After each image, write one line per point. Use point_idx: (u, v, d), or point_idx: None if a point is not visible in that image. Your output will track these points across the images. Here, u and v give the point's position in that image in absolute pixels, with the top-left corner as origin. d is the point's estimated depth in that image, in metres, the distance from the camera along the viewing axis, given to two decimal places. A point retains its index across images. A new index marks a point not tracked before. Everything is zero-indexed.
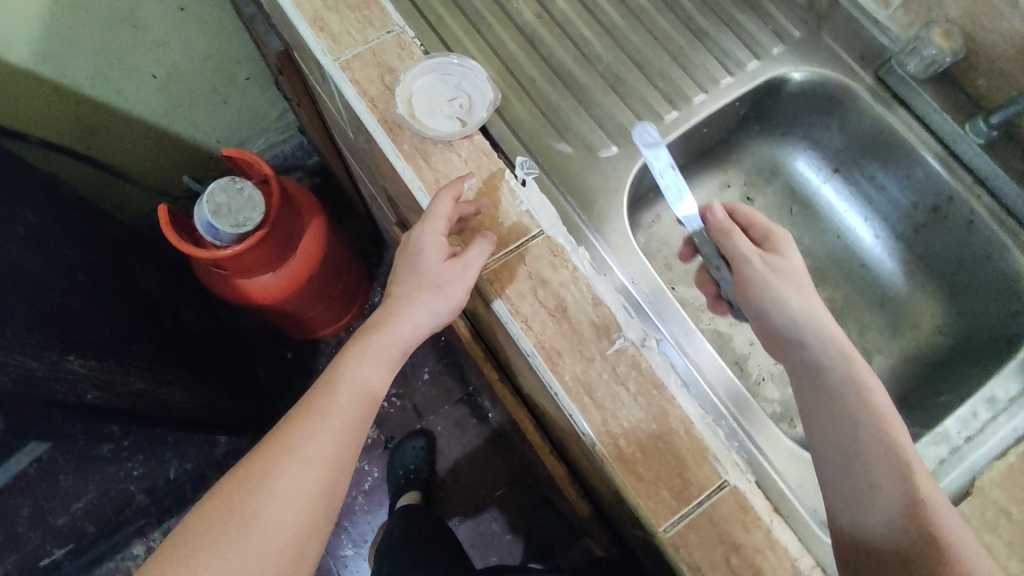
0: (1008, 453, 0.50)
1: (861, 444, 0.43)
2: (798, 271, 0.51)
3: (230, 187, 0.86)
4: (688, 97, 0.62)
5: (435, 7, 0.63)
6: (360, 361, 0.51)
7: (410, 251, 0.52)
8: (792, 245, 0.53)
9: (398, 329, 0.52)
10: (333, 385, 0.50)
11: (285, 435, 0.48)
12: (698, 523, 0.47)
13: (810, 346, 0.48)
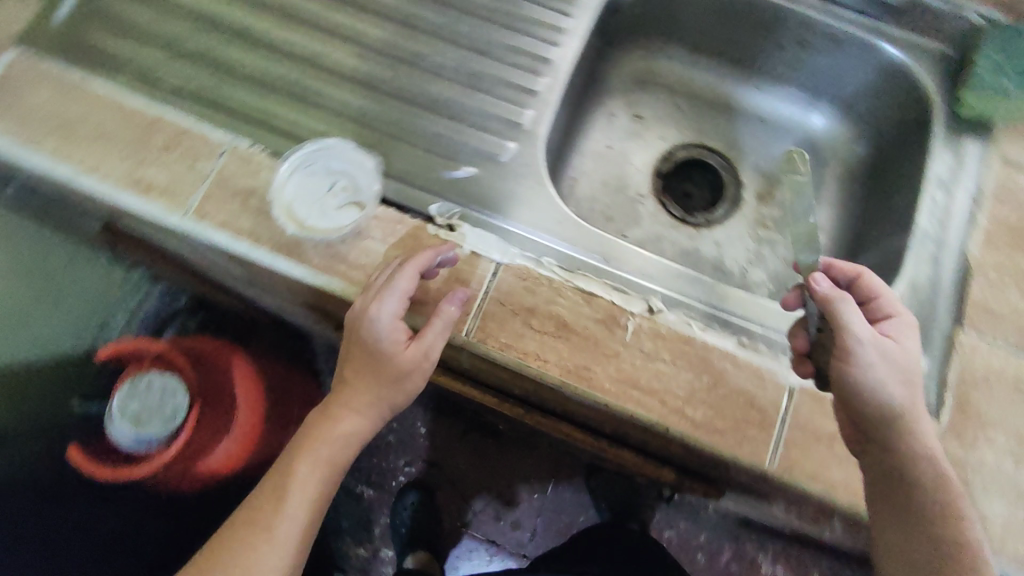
0: (979, 217, 0.53)
1: (921, 503, 0.43)
2: (910, 362, 0.46)
3: (136, 388, 0.76)
4: (543, 58, 0.57)
5: (245, 97, 0.54)
6: (298, 464, 0.50)
7: (364, 342, 0.47)
8: (909, 330, 0.48)
9: (335, 430, 0.50)
10: (279, 490, 0.49)
11: (233, 534, 0.49)
12: (793, 437, 0.47)
13: (893, 420, 0.44)
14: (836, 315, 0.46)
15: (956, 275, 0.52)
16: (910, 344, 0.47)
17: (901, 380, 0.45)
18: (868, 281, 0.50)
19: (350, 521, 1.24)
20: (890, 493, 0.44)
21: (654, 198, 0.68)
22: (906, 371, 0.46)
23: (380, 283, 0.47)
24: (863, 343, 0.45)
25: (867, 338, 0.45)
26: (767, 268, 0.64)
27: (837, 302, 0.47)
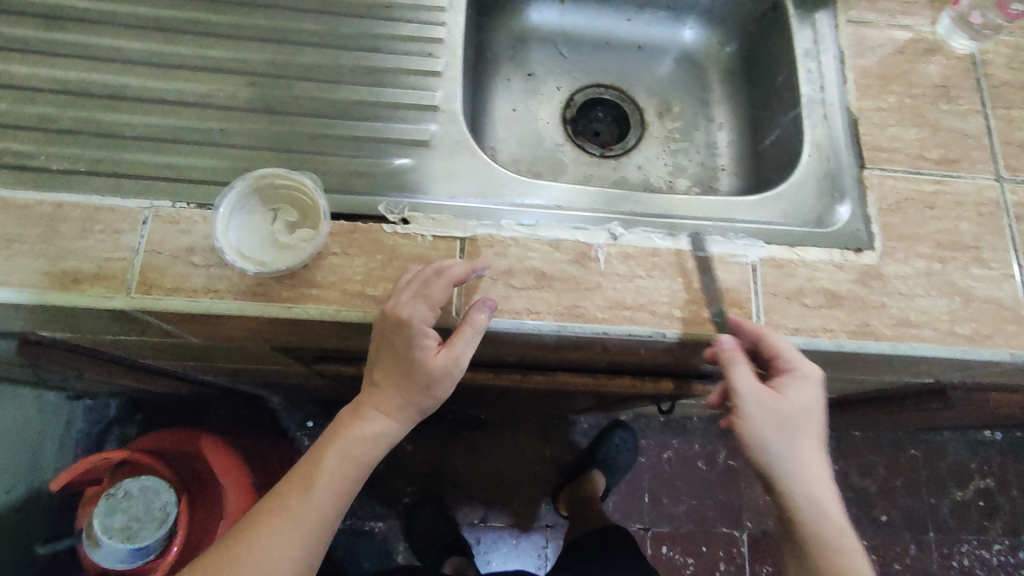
0: (848, 73, 0.60)
1: (808, 536, 0.49)
2: (799, 416, 0.49)
3: (114, 502, 0.70)
4: (434, 39, 0.58)
5: (147, 157, 0.51)
6: (320, 466, 0.49)
7: (398, 346, 0.46)
8: (808, 390, 0.49)
9: (360, 436, 0.49)
10: (301, 491, 0.48)
11: (249, 530, 0.47)
12: (768, 304, 0.52)
13: (776, 473, 0.50)
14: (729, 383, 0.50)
15: (847, 126, 0.59)
16: (802, 396, 0.49)
17: (782, 447, 0.49)
18: (767, 342, 0.50)
19: (370, 560, 1.23)
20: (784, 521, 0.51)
21: (570, 143, 0.71)
22: (806, 421, 0.50)
23: (409, 292, 0.46)
24: (745, 403, 0.50)
25: (752, 394, 0.50)
26: (688, 174, 0.70)
27: (732, 364, 0.50)
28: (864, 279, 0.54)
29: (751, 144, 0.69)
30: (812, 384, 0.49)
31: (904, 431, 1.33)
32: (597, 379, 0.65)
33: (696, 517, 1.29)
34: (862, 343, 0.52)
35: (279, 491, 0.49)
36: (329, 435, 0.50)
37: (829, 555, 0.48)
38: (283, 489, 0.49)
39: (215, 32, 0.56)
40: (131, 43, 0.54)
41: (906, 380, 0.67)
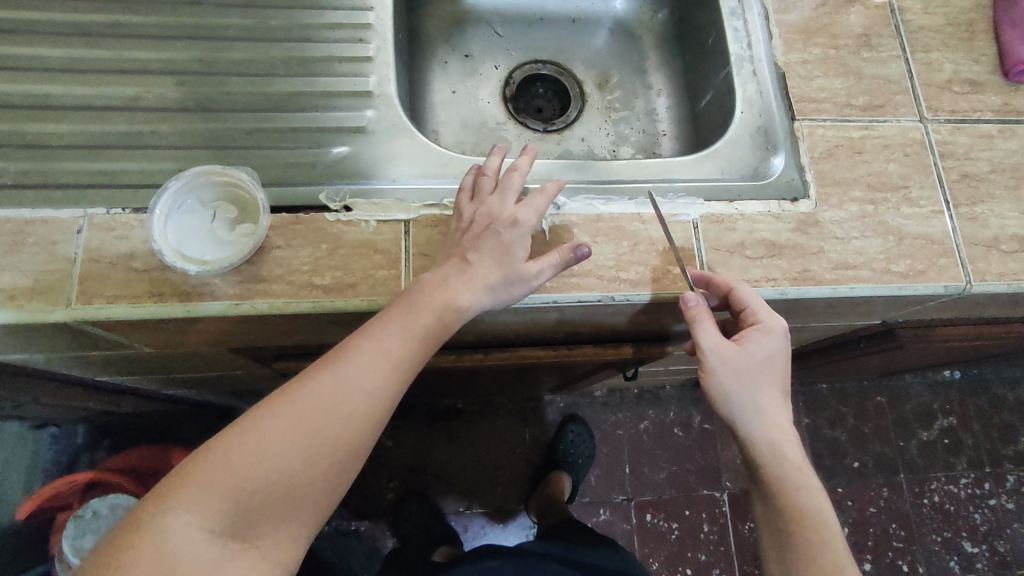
0: (774, 29, 0.62)
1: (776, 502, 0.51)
2: (767, 370, 0.51)
3: None
4: (364, 24, 0.58)
5: (76, 164, 0.50)
6: (363, 368, 0.44)
7: (490, 239, 0.47)
8: (775, 341, 0.50)
9: (411, 344, 0.45)
10: (343, 389, 0.44)
11: (279, 415, 0.43)
12: (711, 260, 0.54)
13: (744, 429, 0.51)
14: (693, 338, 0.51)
15: (776, 80, 0.61)
16: (768, 347, 0.50)
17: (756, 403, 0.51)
18: (738, 295, 0.51)
19: (360, 559, 1.23)
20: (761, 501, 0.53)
21: (513, 120, 0.71)
22: (771, 374, 0.51)
23: (513, 193, 0.49)
24: (710, 356, 0.50)
25: (716, 346, 0.50)
26: (631, 142, 0.72)
27: (695, 322, 0.51)
28: (802, 227, 0.56)
29: (689, 108, 0.70)
30: (774, 336, 0.50)
31: (869, 379, 1.38)
32: (559, 351, 0.67)
33: (677, 482, 1.32)
34: (804, 288, 0.54)
35: (313, 379, 0.44)
36: (374, 334, 0.45)
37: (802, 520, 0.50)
38: (315, 378, 0.44)
39: (139, 33, 0.55)
40: (50, 51, 0.53)
41: (853, 323, 0.69)
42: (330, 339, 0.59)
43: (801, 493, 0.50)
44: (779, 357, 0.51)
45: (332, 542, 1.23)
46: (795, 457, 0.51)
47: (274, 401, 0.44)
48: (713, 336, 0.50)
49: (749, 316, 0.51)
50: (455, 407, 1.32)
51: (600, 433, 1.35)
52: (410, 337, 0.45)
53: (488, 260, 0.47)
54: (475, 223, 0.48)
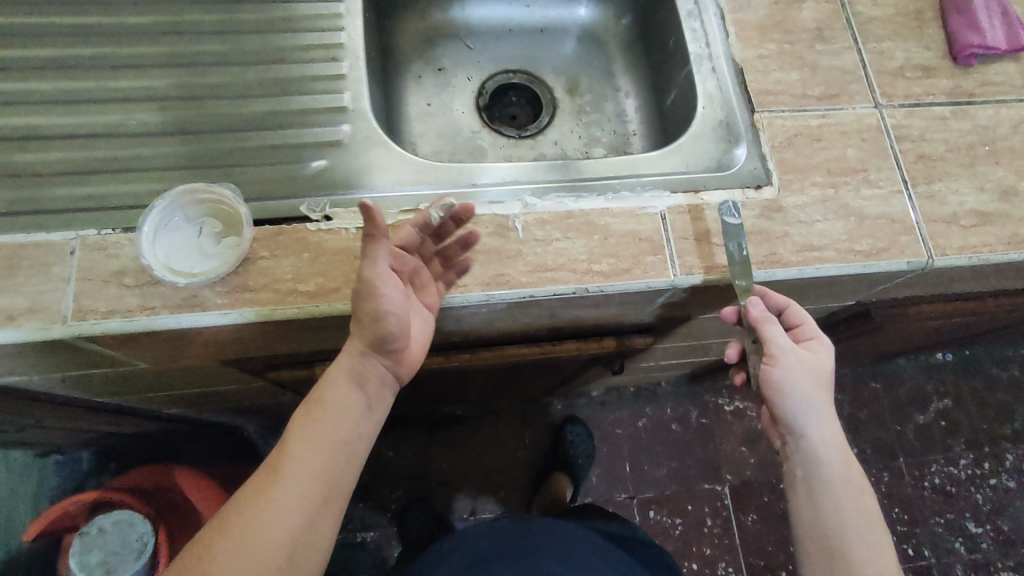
0: (730, 27, 0.65)
1: (832, 499, 0.52)
2: (824, 378, 0.54)
3: (91, 539, 0.70)
4: (338, 43, 0.61)
5: (65, 197, 0.52)
6: (296, 464, 0.46)
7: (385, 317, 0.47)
8: (828, 354, 0.55)
9: (333, 426, 0.47)
10: (280, 489, 0.45)
11: (237, 518, 0.44)
12: (679, 249, 0.56)
13: (802, 428, 0.53)
14: (761, 336, 0.54)
15: (734, 76, 0.63)
16: (824, 357, 0.55)
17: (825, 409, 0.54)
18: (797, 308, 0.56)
19: (367, 570, 1.24)
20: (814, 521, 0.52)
21: (488, 128, 0.74)
22: (825, 384, 0.55)
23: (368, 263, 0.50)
24: (785, 353, 0.53)
25: (789, 347, 0.54)
26: (603, 144, 0.74)
27: (764, 322, 0.54)
28: (766, 213, 0.58)
29: (656, 107, 0.73)
30: (827, 351, 0.55)
31: (861, 365, 1.39)
32: (543, 347, 0.69)
33: (678, 477, 1.33)
34: (771, 271, 0.56)
35: (249, 491, 0.45)
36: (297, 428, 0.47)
37: (851, 519, 0.51)
38: (267, 473, 0.46)
39: (114, 63, 0.57)
40: (38, 86, 0.54)
41: (828, 305, 0.71)
42: (320, 345, 0.62)
43: (867, 507, 0.52)
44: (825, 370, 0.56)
45: (340, 555, 1.24)
46: (859, 470, 0.53)
47: (214, 525, 0.45)
48: (781, 333, 0.54)
49: (804, 331, 0.56)
50: (453, 416, 1.34)
51: (599, 433, 1.36)
52: (333, 421, 0.47)
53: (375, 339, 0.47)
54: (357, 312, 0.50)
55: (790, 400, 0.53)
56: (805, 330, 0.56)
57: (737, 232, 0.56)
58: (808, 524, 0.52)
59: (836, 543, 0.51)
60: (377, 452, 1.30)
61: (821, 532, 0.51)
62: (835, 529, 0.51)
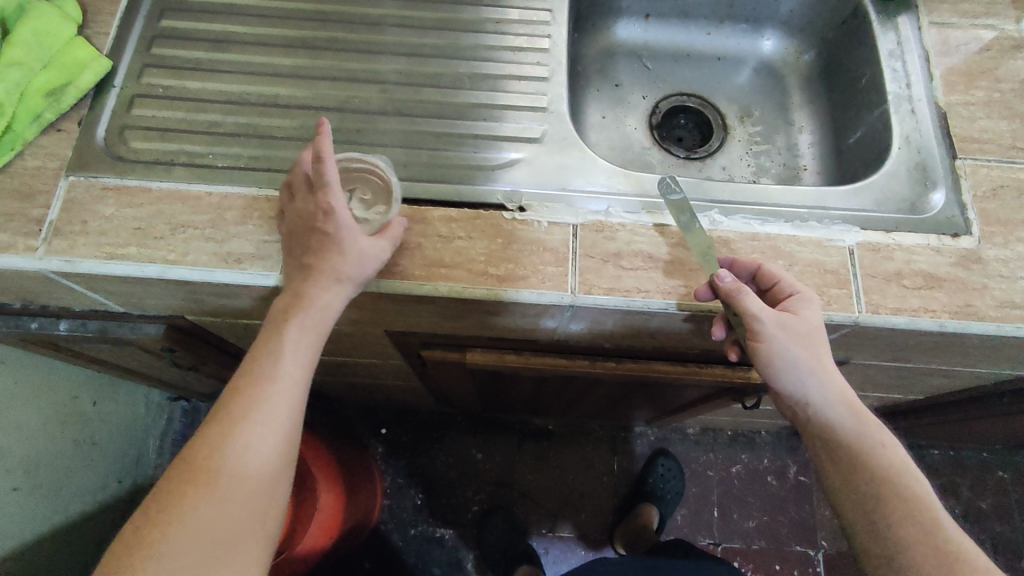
0: (934, 69, 0.63)
1: (862, 470, 0.50)
2: (817, 337, 0.50)
3: None
4: (542, 49, 0.64)
5: (293, 154, 0.58)
6: (261, 411, 0.44)
7: (314, 247, 0.47)
8: (812, 308, 0.51)
9: (292, 362, 0.46)
10: (238, 448, 0.43)
11: (200, 473, 0.42)
12: (868, 286, 0.55)
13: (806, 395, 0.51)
14: (743, 311, 0.49)
15: (936, 119, 0.62)
16: (815, 314, 0.51)
17: (827, 372, 0.50)
18: (768, 269, 0.53)
19: (441, 566, 1.24)
20: (847, 490, 0.51)
21: (657, 147, 0.76)
22: (819, 344, 0.50)
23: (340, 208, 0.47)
24: (767, 326, 0.49)
25: (768, 314, 0.49)
26: (771, 174, 0.74)
27: (739, 295, 0.49)
28: (964, 262, 0.55)
29: (834, 145, 0.72)
30: (814, 305, 0.51)
31: (987, 450, 1.28)
32: (688, 368, 0.70)
33: (767, 533, 1.27)
34: (966, 323, 0.53)
35: (208, 433, 0.44)
36: (251, 369, 0.45)
37: (890, 485, 0.49)
38: (219, 422, 0.44)
39: (350, 48, 0.63)
40: (281, 60, 0.62)
41: (1003, 372, 0.67)
42: (482, 330, 0.64)
43: (897, 462, 0.50)
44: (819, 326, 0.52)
45: (416, 546, 1.25)
46: (870, 417, 0.51)
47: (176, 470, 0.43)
48: (758, 301, 0.49)
49: (785, 290, 0.52)
50: (545, 428, 1.34)
51: (689, 471, 1.32)
52: (275, 367, 0.45)
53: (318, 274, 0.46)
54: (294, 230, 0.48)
55: (788, 374, 0.50)
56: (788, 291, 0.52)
57: (687, 206, 0.55)
58: (843, 490, 0.51)
59: (884, 516, 0.49)
60: (465, 450, 1.32)
61: (863, 506, 0.50)
62: (879, 503, 0.49)
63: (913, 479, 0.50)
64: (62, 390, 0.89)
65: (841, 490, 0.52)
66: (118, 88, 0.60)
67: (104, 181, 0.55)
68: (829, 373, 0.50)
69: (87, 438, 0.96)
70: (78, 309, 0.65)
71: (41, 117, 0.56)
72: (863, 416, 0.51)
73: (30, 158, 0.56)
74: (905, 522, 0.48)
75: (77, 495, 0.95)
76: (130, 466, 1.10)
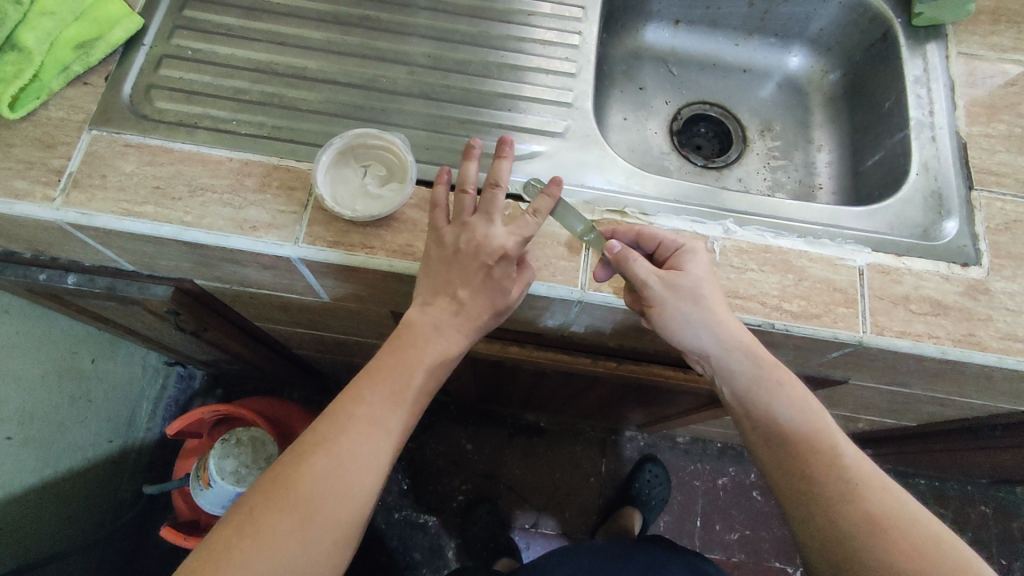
0: (958, 100, 0.64)
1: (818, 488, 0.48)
2: (709, 292, 0.52)
3: (228, 447, 0.82)
4: (572, 44, 0.65)
5: (318, 127, 0.58)
6: (365, 448, 0.46)
7: (479, 272, 0.49)
8: (696, 259, 0.52)
9: (403, 412, 0.49)
10: (336, 483, 0.45)
11: (292, 496, 0.44)
12: (876, 306, 0.55)
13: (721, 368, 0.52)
14: (632, 278, 0.51)
15: (956, 149, 0.62)
16: (700, 266, 0.52)
17: (732, 327, 0.51)
18: (646, 233, 0.54)
19: (421, 552, 1.25)
20: (774, 446, 0.51)
21: (675, 153, 0.77)
22: (716, 299, 0.52)
23: (493, 216, 0.49)
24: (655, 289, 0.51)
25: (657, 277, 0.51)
26: (787, 190, 0.75)
27: (627, 261, 0.51)
28: (971, 291, 0.56)
29: (851, 166, 0.73)
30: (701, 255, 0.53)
31: (972, 484, 1.29)
32: (689, 374, 0.69)
33: (748, 547, 1.28)
34: (968, 352, 0.54)
35: (314, 456, 0.45)
36: (361, 406, 0.47)
37: (846, 503, 0.47)
38: (319, 450, 0.45)
39: (382, 28, 0.64)
40: (313, 33, 0.63)
41: (998, 405, 0.67)
42: None
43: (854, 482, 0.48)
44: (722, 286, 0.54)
45: (399, 530, 1.25)
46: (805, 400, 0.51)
47: (265, 487, 0.45)
48: (645, 264, 0.51)
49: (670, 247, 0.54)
50: (536, 425, 1.35)
51: (675, 480, 1.33)
52: (385, 404, 0.48)
53: (478, 296, 0.50)
54: (459, 252, 0.49)
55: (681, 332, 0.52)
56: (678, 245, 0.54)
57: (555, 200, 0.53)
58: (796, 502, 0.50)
59: (842, 534, 0.47)
60: (456, 439, 1.33)
61: (820, 522, 0.48)
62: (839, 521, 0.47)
63: (875, 498, 0.47)
64: (62, 345, 0.89)
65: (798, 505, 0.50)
66: (146, 47, 0.60)
67: (126, 138, 0.55)
68: (734, 328, 0.51)
69: (82, 395, 0.97)
70: (88, 263, 0.66)
71: (68, 70, 0.56)
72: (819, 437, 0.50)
73: (53, 108, 0.56)
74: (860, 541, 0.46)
75: (67, 450, 0.96)
76: (123, 426, 1.10)
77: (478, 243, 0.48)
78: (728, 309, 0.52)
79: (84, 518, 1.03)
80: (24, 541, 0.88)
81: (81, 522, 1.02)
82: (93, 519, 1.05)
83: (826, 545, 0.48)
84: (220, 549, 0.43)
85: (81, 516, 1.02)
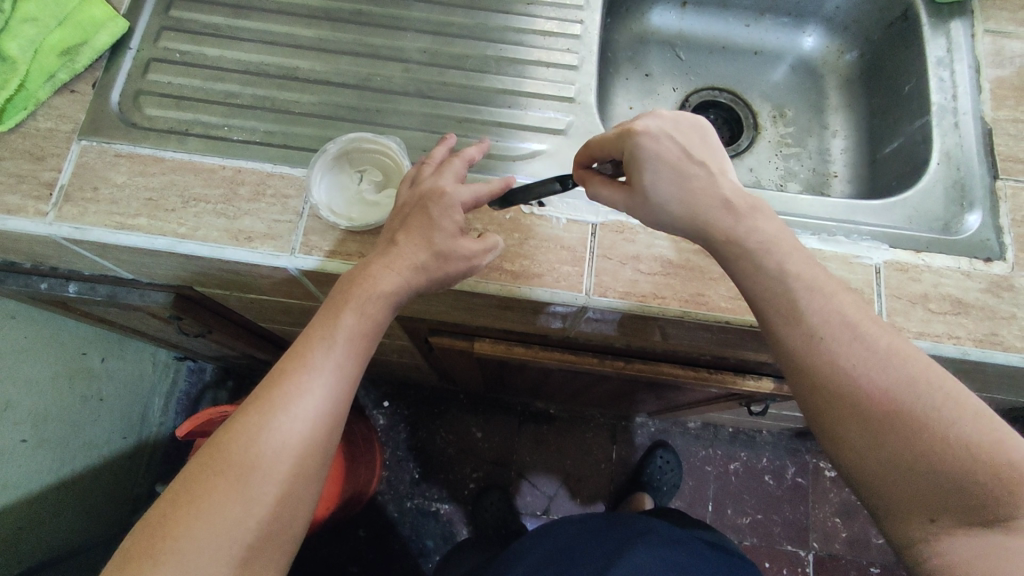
0: (983, 82, 0.60)
1: (854, 403, 0.41)
2: (676, 167, 0.45)
3: None
4: (574, 34, 0.62)
5: (312, 130, 0.56)
6: (296, 403, 0.44)
7: (417, 214, 0.47)
8: (645, 142, 0.45)
9: (338, 356, 0.46)
10: (268, 440, 0.43)
11: (224, 458, 0.43)
12: (894, 306, 0.53)
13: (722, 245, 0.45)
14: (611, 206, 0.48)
15: (981, 135, 0.59)
16: (652, 146, 0.45)
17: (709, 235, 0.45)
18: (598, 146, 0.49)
19: (434, 539, 1.26)
20: (804, 360, 0.43)
21: None
22: (685, 174, 0.45)
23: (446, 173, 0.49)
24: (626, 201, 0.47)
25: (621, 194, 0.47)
26: (800, 179, 0.72)
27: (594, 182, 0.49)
28: (994, 288, 0.53)
29: (868, 152, 0.70)
30: (650, 135, 0.45)
31: None
32: (698, 372, 0.68)
33: (760, 531, 1.28)
34: (990, 352, 0.51)
35: (244, 416, 0.44)
36: (292, 360, 0.46)
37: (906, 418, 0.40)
38: (253, 411, 0.44)
39: (376, 23, 0.61)
40: (303, 31, 0.60)
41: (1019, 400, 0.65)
42: (492, 320, 0.64)
43: (906, 393, 0.40)
44: (687, 153, 0.46)
45: (413, 518, 1.27)
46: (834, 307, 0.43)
47: (200, 457, 0.44)
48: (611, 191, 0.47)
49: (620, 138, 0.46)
50: (546, 412, 1.35)
51: (687, 464, 1.33)
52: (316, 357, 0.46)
53: (415, 237, 0.47)
54: (404, 204, 0.49)
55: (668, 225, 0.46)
56: (623, 144, 0.46)
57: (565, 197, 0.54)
58: (839, 420, 0.42)
59: (895, 445, 0.40)
60: (465, 428, 1.33)
61: (864, 439, 0.41)
62: (897, 445, 0.40)
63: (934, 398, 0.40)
64: (71, 347, 0.90)
65: (840, 426, 0.42)
66: (133, 51, 0.58)
67: (117, 147, 0.54)
68: (690, 202, 0.45)
69: (94, 394, 0.97)
70: (87, 272, 0.65)
71: (55, 78, 0.54)
72: (863, 343, 0.42)
73: (41, 119, 0.54)
74: (922, 459, 0.39)
75: (82, 449, 0.97)
76: (136, 422, 1.11)
77: (422, 190, 0.48)
78: (698, 192, 0.45)
79: (102, 513, 1.05)
80: (44, 539, 0.90)
81: (99, 517, 1.04)
82: (111, 513, 1.07)
83: (882, 483, 0.40)
84: (157, 518, 0.42)
85: (100, 511, 1.03)
